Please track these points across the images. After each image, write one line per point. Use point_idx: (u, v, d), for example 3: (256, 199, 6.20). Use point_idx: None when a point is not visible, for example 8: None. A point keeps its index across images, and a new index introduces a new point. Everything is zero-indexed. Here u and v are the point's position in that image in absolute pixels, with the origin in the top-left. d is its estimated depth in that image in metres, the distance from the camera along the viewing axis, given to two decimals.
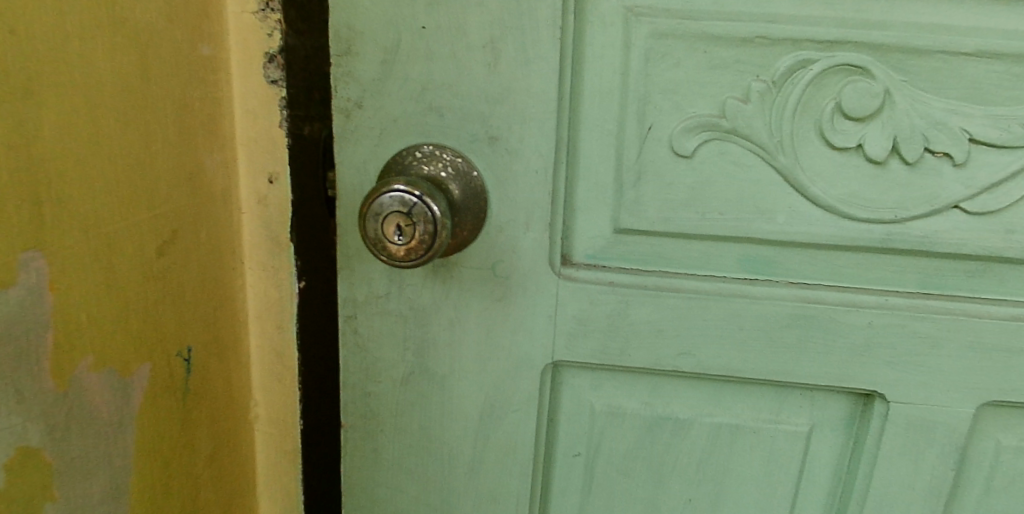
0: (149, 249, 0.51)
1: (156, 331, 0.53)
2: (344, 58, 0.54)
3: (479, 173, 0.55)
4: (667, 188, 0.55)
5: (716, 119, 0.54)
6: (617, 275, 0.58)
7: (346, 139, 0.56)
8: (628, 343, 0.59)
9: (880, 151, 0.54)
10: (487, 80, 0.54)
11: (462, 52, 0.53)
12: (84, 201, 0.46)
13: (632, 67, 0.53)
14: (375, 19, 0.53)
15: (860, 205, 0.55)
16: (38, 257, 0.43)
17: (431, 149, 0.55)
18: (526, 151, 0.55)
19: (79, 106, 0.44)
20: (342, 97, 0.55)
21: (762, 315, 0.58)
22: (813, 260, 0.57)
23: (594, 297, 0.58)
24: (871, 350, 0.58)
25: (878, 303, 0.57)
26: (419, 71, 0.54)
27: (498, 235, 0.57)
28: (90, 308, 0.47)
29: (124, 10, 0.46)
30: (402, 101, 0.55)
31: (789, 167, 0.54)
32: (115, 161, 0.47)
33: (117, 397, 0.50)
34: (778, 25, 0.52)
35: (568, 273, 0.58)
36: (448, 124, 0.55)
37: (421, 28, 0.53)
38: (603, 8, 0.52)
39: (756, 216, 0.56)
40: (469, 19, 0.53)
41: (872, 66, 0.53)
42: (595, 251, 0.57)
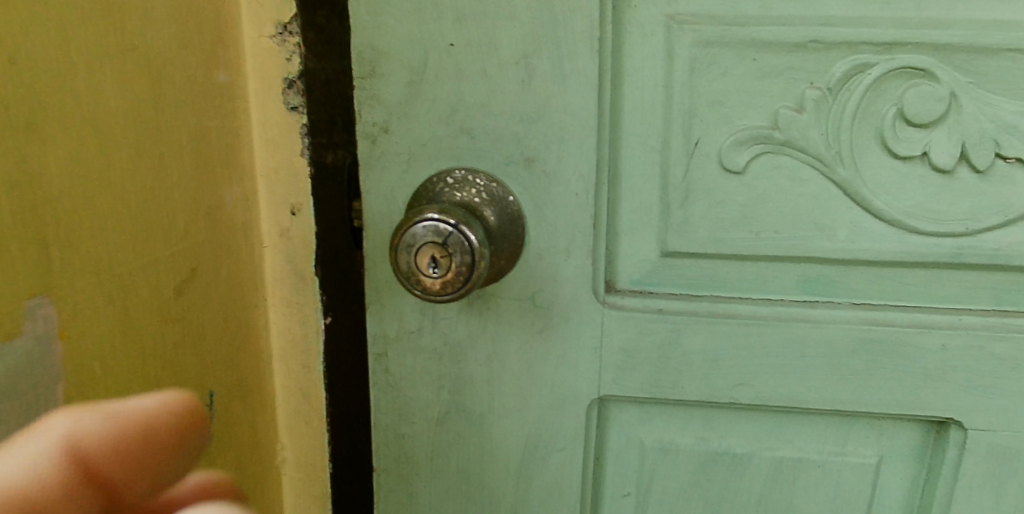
0: (166, 288, 0.48)
1: (175, 378, 0.50)
2: (368, 81, 0.51)
3: (515, 197, 0.52)
4: (717, 206, 0.52)
5: (768, 130, 0.50)
6: (666, 301, 0.54)
7: (372, 167, 0.53)
8: (680, 374, 0.55)
9: (948, 159, 0.50)
10: (521, 98, 0.50)
11: (494, 69, 0.50)
12: (97, 241, 0.43)
13: (676, 79, 0.50)
14: (400, 38, 0.50)
15: (928, 218, 0.51)
16: (46, 304, 0.40)
17: (463, 174, 0.52)
18: (565, 172, 0.51)
19: (91, 141, 0.42)
20: (368, 121, 0.52)
21: (826, 340, 0.53)
22: (878, 278, 0.53)
23: (641, 326, 0.54)
24: (945, 374, 0.54)
25: (951, 323, 0.53)
26: (448, 91, 0.51)
27: (538, 262, 0.53)
28: (104, 357, 0.44)
29: (134, 36, 0.44)
30: (431, 124, 0.52)
31: (849, 180, 0.51)
32: (128, 198, 0.44)
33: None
34: (832, 28, 0.48)
35: (613, 301, 0.54)
36: (481, 147, 0.52)
37: (449, 45, 0.50)
38: (643, 17, 0.49)
39: (815, 233, 0.52)
40: (499, 34, 0.49)
41: (935, 68, 0.49)
42: (642, 276, 0.54)
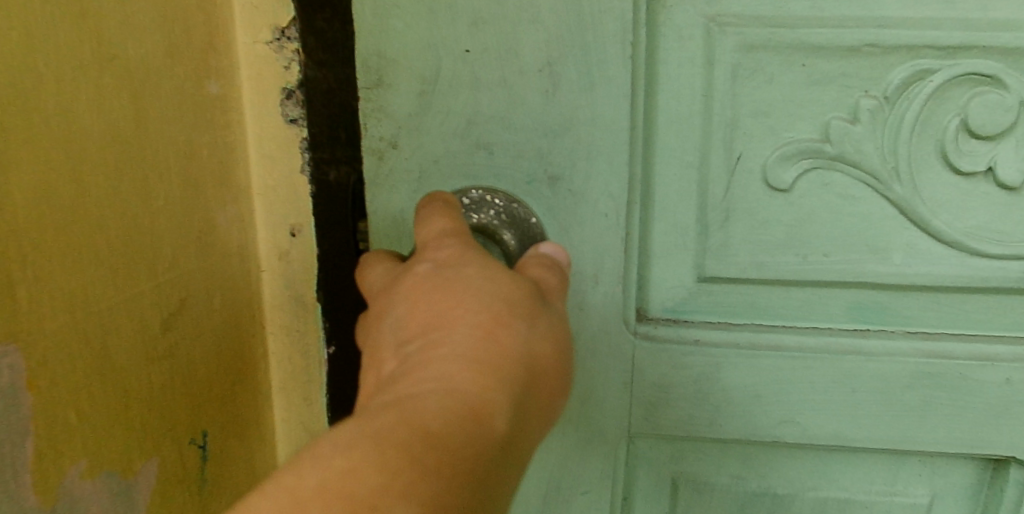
0: (152, 324, 0.43)
1: (165, 419, 0.45)
2: (374, 92, 0.46)
3: (538, 219, 0.47)
4: (761, 228, 0.48)
5: (818, 144, 0.46)
6: (703, 330, 0.50)
7: (379, 187, 0.48)
8: (718, 411, 0.51)
9: (1016, 175, 0.46)
10: (545, 110, 0.45)
11: (514, 78, 0.45)
12: (71, 276, 0.38)
13: (715, 87, 0.45)
14: (409, 46, 0.45)
15: (991, 239, 0.47)
16: (10, 352, 0.36)
17: (480, 194, 0.47)
18: (593, 191, 0.47)
19: (63, 165, 0.37)
20: (374, 137, 0.47)
21: (881, 374, 0.50)
22: (935, 304, 0.49)
23: (677, 359, 0.50)
24: (1010, 411, 0.50)
25: (1015, 355, 0.49)
26: (463, 101, 0.46)
27: None
28: (82, 406, 0.39)
29: (112, 45, 0.39)
30: (444, 138, 0.46)
31: (906, 197, 0.47)
32: (109, 226, 0.40)
33: (117, 506, 0.42)
34: (889, 30, 0.44)
35: (645, 331, 0.50)
36: (499, 163, 0.47)
37: (463, 52, 0.45)
38: (679, 19, 0.45)
39: (867, 255, 0.48)
40: (522, 40, 0.44)
41: (1003, 74, 0.45)
42: (676, 303, 0.50)
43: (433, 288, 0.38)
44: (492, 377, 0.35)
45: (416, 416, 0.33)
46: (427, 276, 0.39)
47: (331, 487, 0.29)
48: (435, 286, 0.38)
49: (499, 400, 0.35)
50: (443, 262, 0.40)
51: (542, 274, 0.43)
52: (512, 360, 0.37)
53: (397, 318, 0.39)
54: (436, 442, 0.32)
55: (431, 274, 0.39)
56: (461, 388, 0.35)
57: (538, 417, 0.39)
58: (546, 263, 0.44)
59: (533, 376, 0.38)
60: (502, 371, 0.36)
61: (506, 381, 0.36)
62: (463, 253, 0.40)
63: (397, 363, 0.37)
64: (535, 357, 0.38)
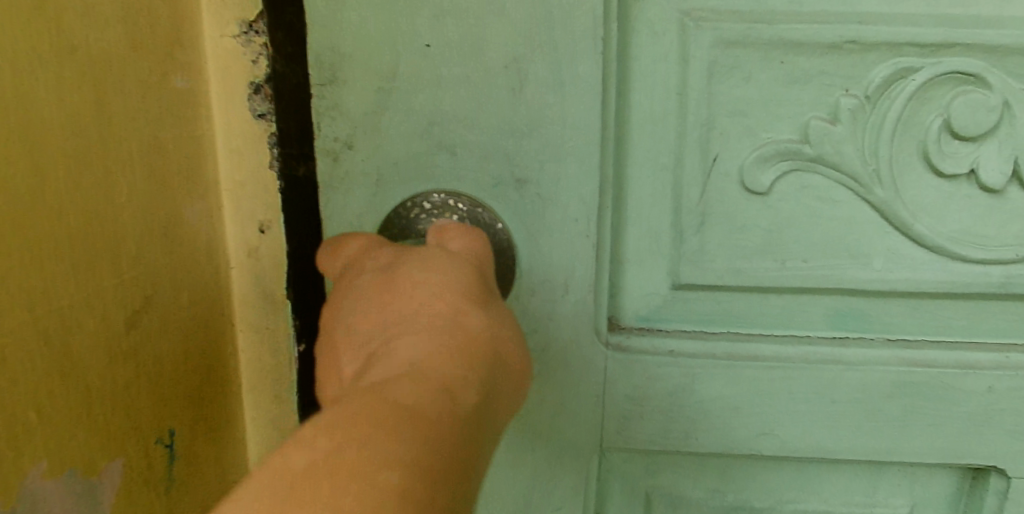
0: (117, 320, 0.42)
1: (129, 418, 0.44)
2: (328, 89, 0.47)
3: (504, 225, 0.47)
4: (738, 233, 0.47)
5: (797, 144, 0.46)
6: (678, 340, 0.49)
7: (337, 187, 0.49)
8: (695, 423, 0.51)
9: (998, 178, 0.45)
10: (512, 110, 0.45)
11: (478, 74, 0.45)
12: (29, 270, 0.37)
13: (691, 85, 0.45)
14: (370, 40, 0.45)
15: (975, 244, 0.47)
16: None
17: (441, 198, 0.47)
18: (563, 196, 0.46)
19: (20, 157, 0.36)
20: (328, 136, 0.48)
21: (863, 384, 0.49)
22: (915, 311, 0.48)
23: (651, 370, 0.49)
24: (991, 420, 0.49)
25: (997, 363, 0.48)
26: (422, 100, 0.46)
27: (531, 299, 0.48)
28: (43, 404, 0.39)
29: (71, 38, 0.38)
30: (403, 138, 0.47)
31: (888, 201, 0.46)
32: (67, 221, 0.39)
33: (82, 505, 0.42)
34: (869, 26, 0.44)
35: (618, 341, 0.49)
36: (462, 164, 0.47)
37: (424, 46, 0.44)
38: (654, 13, 0.44)
39: (848, 262, 0.47)
40: (486, 34, 0.44)
41: (987, 72, 0.44)
42: (649, 311, 0.49)
43: (378, 288, 0.38)
44: (453, 354, 0.35)
45: (378, 398, 0.32)
46: (375, 279, 0.39)
47: (311, 470, 0.28)
48: (381, 285, 0.39)
49: (466, 375, 0.35)
50: (387, 264, 0.40)
51: (469, 247, 0.42)
52: (468, 337, 0.36)
53: (348, 327, 0.38)
54: (404, 412, 0.31)
55: (377, 276, 0.39)
56: (424, 368, 0.34)
57: (506, 394, 0.38)
58: (462, 229, 0.43)
59: (493, 350, 0.37)
60: (462, 348, 0.36)
61: (468, 358, 0.35)
62: (405, 253, 0.40)
63: (357, 368, 0.36)
64: (494, 333, 0.38)
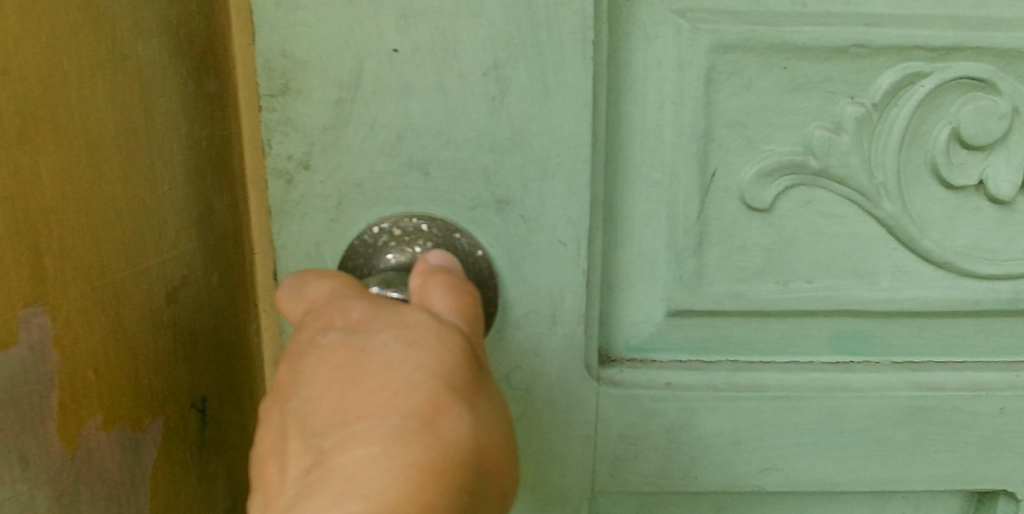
0: (159, 296, 0.44)
1: (144, 394, 0.44)
2: (279, 100, 0.40)
3: (484, 251, 0.42)
4: (739, 252, 0.44)
5: (800, 157, 0.43)
6: (674, 372, 0.46)
7: (290, 214, 0.42)
8: (693, 462, 0.46)
9: (1009, 189, 0.44)
10: (491, 121, 0.41)
11: (453, 82, 0.40)
12: (84, 246, 0.39)
13: (687, 92, 0.43)
14: (322, 45, 0.39)
15: (982, 258, 0.45)
16: (40, 312, 0.38)
17: (413, 223, 0.42)
18: (549, 217, 0.42)
19: (78, 147, 0.39)
20: (281, 155, 0.41)
21: (871, 412, 0.46)
22: (922, 330, 0.47)
23: (647, 407, 0.45)
24: (1003, 443, 0.47)
25: (1008, 383, 0.46)
26: (391, 113, 0.41)
27: (511, 333, 0.43)
28: (97, 363, 0.41)
29: (127, 48, 0.41)
30: (368, 155, 0.41)
31: (895, 216, 0.44)
32: (116, 207, 0.41)
33: (130, 459, 0.43)
34: (878, 28, 0.43)
35: (609, 376, 0.45)
36: (436, 187, 0.42)
37: (391, 51, 0.40)
38: (646, 15, 0.42)
39: (854, 281, 0.45)
40: (461, 35, 0.40)
41: (996, 78, 0.43)
42: (641, 341, 0.46)
43: (345, 370, 0.29)
44: (418, 496, 0.27)
45: None
46: (339, 349, 0.30)
47: None
48: (346, 371, 0.29)
49: None
50: (352, 328, 0.31)
51: (460, 307, 0.33)
52: (444, 453, 0.28)
53: (297, 415, 0.30)
54: None
55: (342, 345, 0.30)
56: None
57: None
58: (448, 283, 0.34)
59: (469, 475, 0.29)
60: (433, 484, 0.27)
61: (444, 501, 0.27)
62: (375, 313, 0.31)
63: (300, 476, 0.28)
64: (478, 451, 0.29)
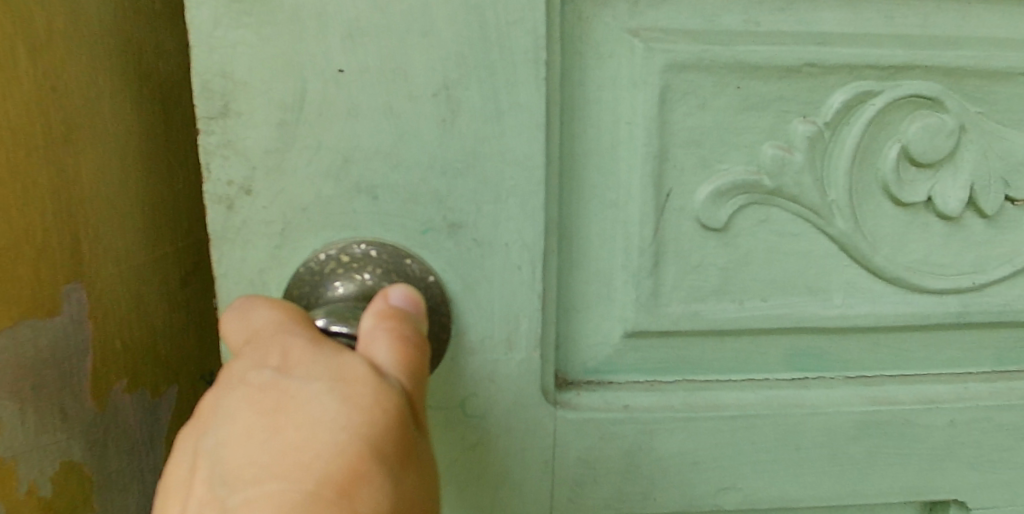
0: (179, 279, 0.48)
1: (162, 364, 0.47)
2: (219, 123, 0.40)
3: (436, 276, 0.42)
4: (694, 272, 0.45)
5: (754, 177, 0.43)
6: (630, 393, 0.46)
7: (231, 241, 0.42)
8: (653, 483, 0.46)
9: (957, 205, 0.45)
10: (443, 144, 0.41)
11: (403, 104, 0.40)
12: (117, 231, 0.43)
13: (642, 112, 0.43)
14: (265, 66, 0.40)
15: (932, 273, 0.46)
16: (78, 289, 0.41)
17: (363, 249, 0.42)
18: (503, 242, 0.42)
19: (113, 140, 0.43)
20: (221, 180, 0.41)
21: (827, 428, 0.46)
22: (874, 345, 0.47)
23: (604, 430, 0.45)
24: (953, 454, 0.48)
25: (957, 395, 0.48)
26: (338, 136, 0.41)
27: (467, 359, 0.43)
28: (123, 335, 0.44)
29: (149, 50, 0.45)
30: (315, 179, 0.41)
31: (848, 233, 0.44)
32: (143, 197, 0.45)
33: (147, 419, 0.46)
34: (830, 47, 0.43)
35: (567, 399, 0.45)
36: (386, 210, 0.42)
37: (338, 71, 0.40)
38: (601, 34, 0.42)
39: (808, 298, 0.46)
40: (410, 57, 0.40)
41: (944, 97, 0.44)
42: (598, 363, 0.46)
43: (270, 415, 0.30)
44: None
45: None
46: (268, 392, 0.30)
47: None
48: (271, 418, 0.30)
49: None
50: (285, 368, 0.31)
51: (401, 364, 0.33)
52: None
53: (215, 451, 0.30)
54: None
55: (274, 387, 0.30)
56: None
57: None
58: (397, 335, 0.34)
59: None
60: None
61: None
62: (313, 358, 0.31)
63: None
64: None
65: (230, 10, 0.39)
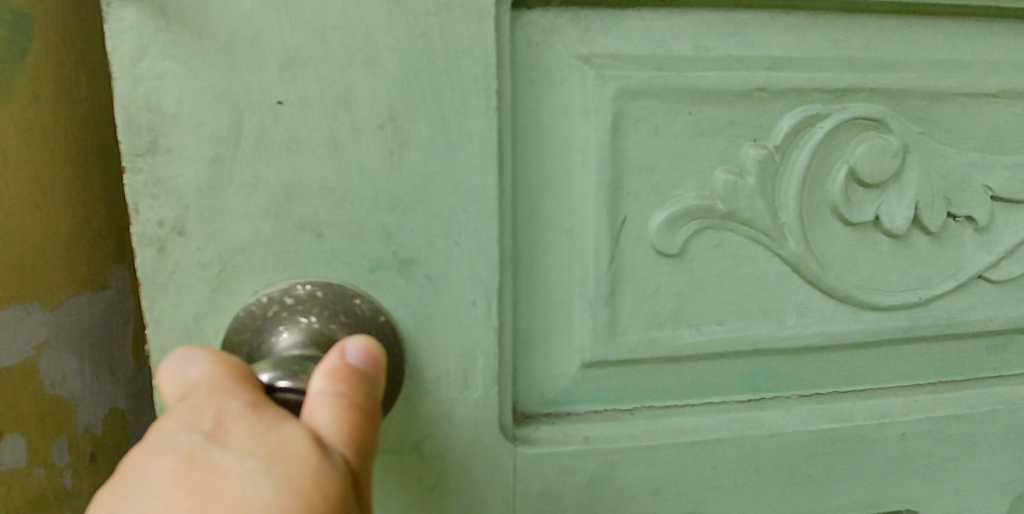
0: None
1: None
2: (147, 160, 0.37)
3: (388, 316, 0.41)
4: (650, 300, 0.44)
5: (707, 202, 0.43)
6: (589, 425, 0.45)
7: (164, 286, 0.39)
8: None
9: (902, 223, 0.45)
10: (392, 177, 0.39)
11: (347, 137, 0.38)
12: None
13: (594, 139, 0.42)
14: (196, 100, 0.37)
15: (881, 291, 0.46)
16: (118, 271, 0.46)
17: (308, 290, 0.40)
18: (456, 277, 0.41)
19: None
20: (151, 221, 0.38)
21: (785, 449, 0.46)
22: (828, 363, 0.48)
23: (565, 464, 0.44)
24: (906, 466, 0.48)
25: (907, 408, 0.48)
26: (278, 172, 0.38)
27: (423, 399, 0.42)
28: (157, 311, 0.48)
29: None
30: (254, 219, 0.39)
31: (800, 255, 0.45)
32: None
33: None
34: (778, 71, 0.43)
35: (526, 434, 0.44)
36: (332, 249, 0.40)
37: (275, 103, 0.38)
38: (552, 60, 0.41)
39: (763, 320, 0.46)
40: (355, 87, 0.38)
41: (888, 117, 0.44)
42: (556, 395, 0.45)
43: (196, 495, 0.27)
44: None
45: None
46: (197, 469, 0.28)
47: None
48: (197, 499, 0.27)
49: None
50: (220, 438, 0.29)
51: (348, 439, 0.31)
52: None
53: None
54: None
55: (203, 463, 0.28)
56: None
57: None
58: (347, 402, 0.32)
59: None
60: None
61: None
62: (252, 429, 0.29)
63: None
64: None
65: (156, 39, 0.36)
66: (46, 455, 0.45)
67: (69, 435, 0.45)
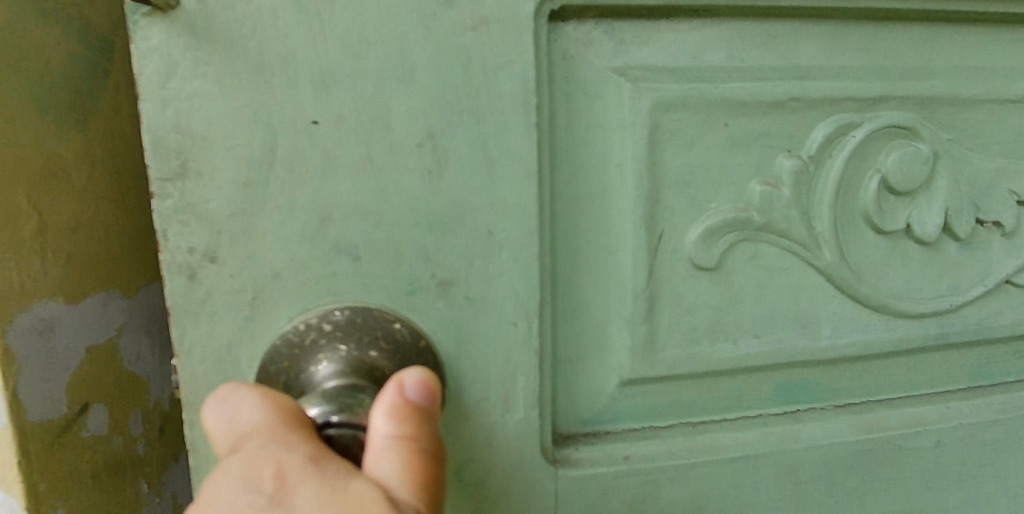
0: None
1: None
2: (177, 184, 0.36)
3: (427, 339, 0.39)
4: (688, 315, 0.43)
5: (744, 214, 0.43)
6: (629, 444, 0.44)
7: (196, 315, 0.37)
8: None
9: (933, 231, 0.45)
10: (430, 196, 0.38)
11: (385, 156, 0.37)
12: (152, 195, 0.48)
13: (631, 153, 0.41)
14: (228, 120, 0.36)
15: (913, 298, 0.46)
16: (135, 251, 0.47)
17: (345, 316, 0.38)
18: (496, 298, 0.40)
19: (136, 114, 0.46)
20: (181, 248, 0.36)
21: (824, 461, 0.46)
22: (861, 372, 0.47)
23: (607, 485, 0.43)
24: (941, 474, 0.48)
25: (940, 415, 0.48)
26: (313, 193, 0.37)
27: (463, 423, 0.41)
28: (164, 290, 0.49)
29: None
30: (289, 243, 0.37)
31: (834, 265, 0.44)
32: None
33: None
34: (810, 81, 0.43)
35: (566, 456, 0.43)
36: (369, 271, 0.38)
37: (310, 122, 0.36)
38: (586, 73, 0.40)
39: (799, 331, 0.45)
40: (392, 104, 0.37)
41: (918, 125, 0.44)
42: (595, 414, 0.44)
43: None
44: None
45: None
46: None
47: None
48: None
49: None
50: (285, 497, 0.28)
51: (416, 485, 0.30)
52: None
53: None
54: None
55: None
56: None
57: None
58: (410, 446, 0.31)
59: None
60: None
61: None
62: (317, 484, 0.28)
63: None
64: None
65: (185, 57, 0.35)
66: (125, 424, 0.46)
67: (143, 408, 0.48)
